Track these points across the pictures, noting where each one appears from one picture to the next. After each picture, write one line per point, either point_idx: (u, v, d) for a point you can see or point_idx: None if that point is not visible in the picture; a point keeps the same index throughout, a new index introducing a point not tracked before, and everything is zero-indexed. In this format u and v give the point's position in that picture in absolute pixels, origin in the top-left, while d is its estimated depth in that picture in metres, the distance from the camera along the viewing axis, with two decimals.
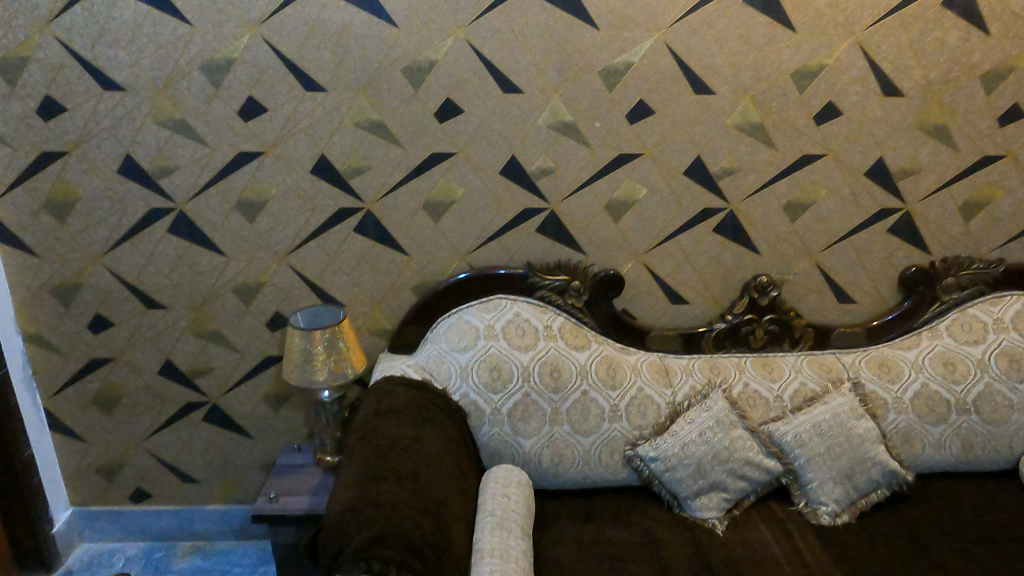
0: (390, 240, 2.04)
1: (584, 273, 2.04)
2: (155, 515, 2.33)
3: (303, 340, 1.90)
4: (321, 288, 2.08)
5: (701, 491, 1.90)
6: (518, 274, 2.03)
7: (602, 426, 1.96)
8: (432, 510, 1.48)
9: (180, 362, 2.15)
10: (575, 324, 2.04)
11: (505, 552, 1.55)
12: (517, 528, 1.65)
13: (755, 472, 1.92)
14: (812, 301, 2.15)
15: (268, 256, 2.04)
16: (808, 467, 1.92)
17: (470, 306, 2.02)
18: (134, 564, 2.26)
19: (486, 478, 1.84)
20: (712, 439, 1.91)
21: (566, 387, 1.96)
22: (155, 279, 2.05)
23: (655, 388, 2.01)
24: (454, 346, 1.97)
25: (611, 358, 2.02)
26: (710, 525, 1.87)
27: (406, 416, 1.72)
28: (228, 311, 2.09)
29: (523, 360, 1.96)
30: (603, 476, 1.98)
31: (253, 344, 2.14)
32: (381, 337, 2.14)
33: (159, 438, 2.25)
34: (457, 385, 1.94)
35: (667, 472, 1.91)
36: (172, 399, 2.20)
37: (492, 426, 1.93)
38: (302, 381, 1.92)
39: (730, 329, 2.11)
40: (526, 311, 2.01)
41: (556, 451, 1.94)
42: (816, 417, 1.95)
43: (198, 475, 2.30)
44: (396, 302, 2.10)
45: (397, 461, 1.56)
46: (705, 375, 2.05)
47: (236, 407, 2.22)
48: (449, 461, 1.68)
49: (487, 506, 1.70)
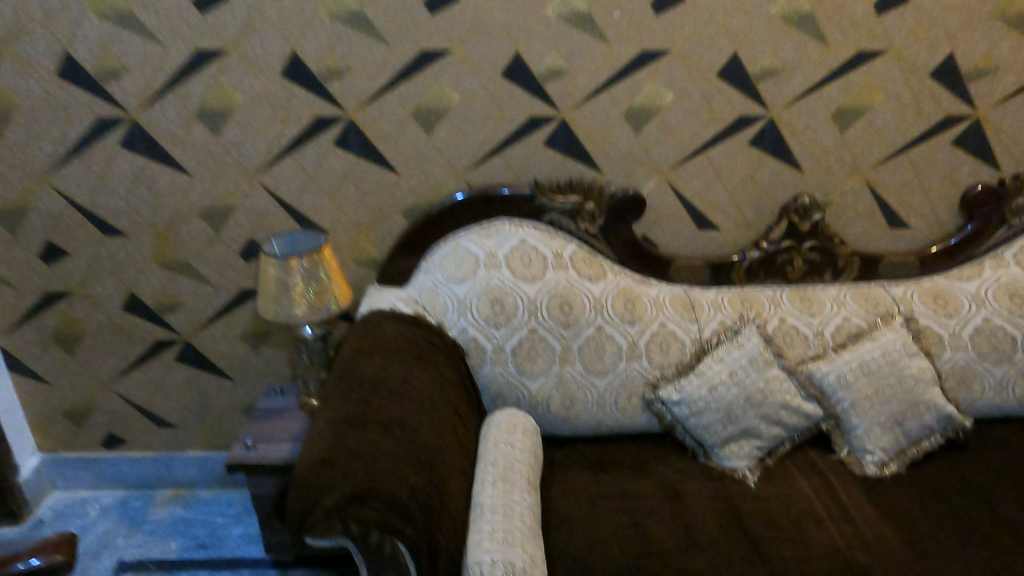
0: (376, 156, 1.77)
1: (600, 193, 1.79)
2: (131, 462, 2.16)
3: (277, 270, 1.66)
4: (299, 211, 1.83)
5: (730, 438, 1.69)
6: (524, 195, 1.77)
7: (619, 366, 1.74)
8: (421, 459, 1.26)
9: (146, 296, 1.93)
10: (588, 253, 1.80)
11: (509, 508, 1.36)
12: (522, 481, 1.46)
13: (791, 417, 1.70)
14: (859, 225, 1.89)
15: (237, 175, 1.78)
16: (852, 411, 1.70)
17: (468, 233, 1.76)
18: (110, 514, 2.11)
19: (487, 424, 1.63)
20: (744, 380, 1.69)
21: (579, 323, 1.72)
22: (110, 202, 1.80)
23: (679, 323, 1.78)
24: (450, 276, 1.71)
25: (629, 291, 1.79)
26: (740, 476, 1.67)
27: (394, 353, 1.49)
28: (195, 239, 1.85)
29: (529, 292, 1.70)
30: (621, 423, 1.76)
31: (225, 276, 1.90)
32: (369, 268, 1.91)
33: (130, 380, 2.05)
34: (454, 320, 1.69)
35: (692, 417, 1.70)
36: (141, 336, 1.99)
37: (495, 366, 1.69)
38: (279, 318, 1.69)
39: (765, 258, 1.87)
40: (533, 237, 1.76)
41: (566, 394, 1.72)
42: (863, 354, 1.73)
43: (175, 419, 2.12)
44: (385, 228, 1.86)
45: (381, 403, 1.32)
46: (736, 310, 1.81)
47: (211, 346, 2.00)
48: (444, 404, 1.46)
49: (488, 456, 1.50)
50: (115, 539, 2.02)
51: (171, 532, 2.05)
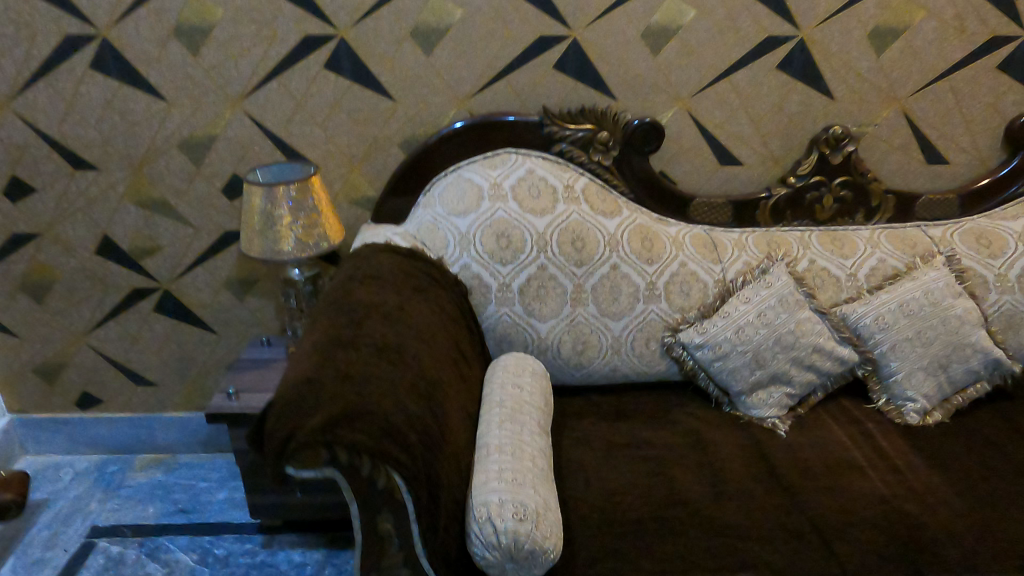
0: (371, 80, 1.62)
1: (614, 121, 1.63)
2: (108, 424, 2.02)
3: (263, 199, 1.51)
4: (287, 143, 1.68)
5: (758, 385, 1.55)
6: (532, 123, 1.62)
7: (636, 308, 1.59)
8: (419, 387, 1.11)
9: (122, 239, 1.78)
10: (601, 188, 1.65)
11: (517, 449, 1.21)
12: (532, 423, 1.31)
13: (825, 362, 1.56)
14: (894, 161, 1.74)
15: (219, 102, 1.63)
16: (891, 356, 1.55)
17: (471, 163, 1.61)
18: (84, 479, 1.96)
19: (492, 367, 1.48)
20: (774, 322, 1.54)
21: (592, 261, 1.57)
22: (81, 131, 1.65)
23: (701, 263, 1.63)
24: (452, 209, 1.56)
25: (646, 228, 1.64)
26: (769, 425, 1.53)
27: (390, 282, 1.34)
28: (174, 174, 1.71)
29: (538, 226, 1.55)
30: (638, 370, 1.62)
31: (207, 216, 1.76)
32: (362, 208, 1.76)
33: (105, 333, 1.91)
34: (456, 255, 1.54)
35: (716, 362, 1.55)
36: (117, 284, 1.84)
37: (501, 306, 1.54)
38: (266, 254, 1.54)
39: (792, 196, 1.72)
40: (542, 168, 1.61)
41: (578, 339, 1.58)
42: (902, 294, 1.57)
43: (155, 377, 1.98)
44: (380, 162, 1.71)
45: (375, 327, 1.17)
46: (761, 250, 1.67)
47: (193, 295, 1.86)
48: (445, 338, 1.32)
49: (493, 397, 1.35)
50: (88, 504, 1.87)
51: (149, 497, 1.90)
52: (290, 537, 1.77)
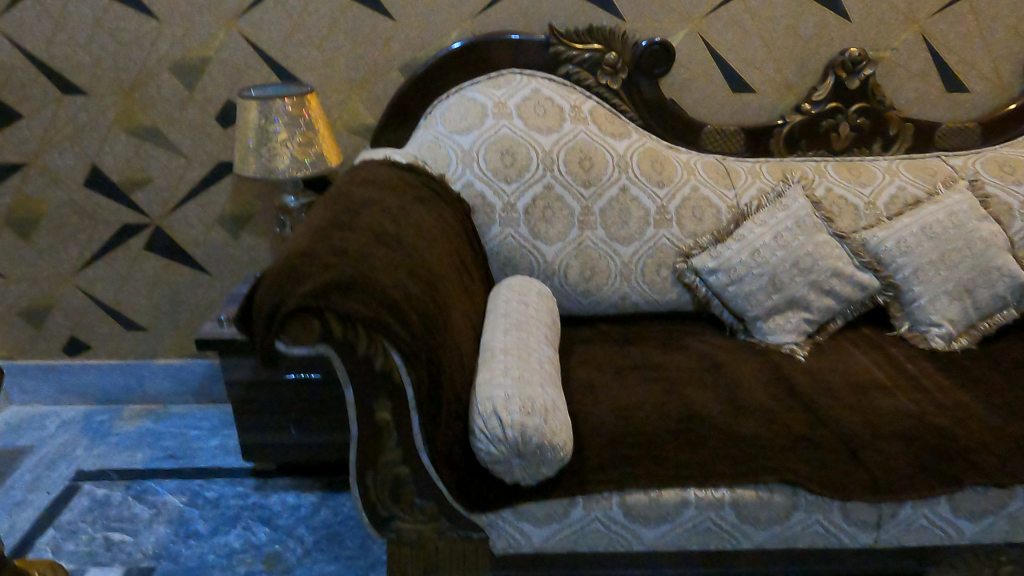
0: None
1: (623, 41, 1.56)
2: (96, 372, 1.94)
3: (257, 113, 1.45)
4: (283, 66, 1.62)
5: (775, 309, 1.47)
6: (538, 42, 1.56)
7: (647, 232, 1.52)
8: (420, 274, 1.04)
9: (111, 170, 1.72)
10: (609, 112, 1.59)
11: (524, 352, 1.14)
12: (539, 334, 1.24)
13: (845, 287, 1.48)
14: (913, 89, 1.68)
15: (213, 21, 1.57)
16: (913, 280, 1.48)
17: (475, 84, 1.56)
18: (70, 427, 1.88)
19: (497, 288, 1.41)
20: (791, 243, 1.47)
21: (600, 182, 1.51)
22: (69, 52, 1.59)
23: (713, 188, 1.56)
24: (454, 127, 1.50)
25: (657, 152, 1.57)
26: (787, 350, 1.45)
27: (389, 187, 1.27)
28: (166, 99, 1.64)
29: (544, 144, 1.49)
30: (648, 299, 1.55)
31: (200, 145, 1.69)
32: (361, 137, 1.70)
33: (93, 273, 1.83)
34: (458, 173, 1.47)
35: (731, 286, 1.48)
36: (106, 220, 1.77)
37: (505, 227, 1.48)
38: (258, 172, 1.48)
39: (807, 124, 1.66)
40: (548, 88, 1.55)
41: (586, 263, 1.51)
42: (924, 217, 1.52)
43: (145, 322, 1.90)
44: (380, 88, 1.65)
45: (373, 217, 1.11)
46: (776, 176, 1.61)
47: (185, 232, 1.79)
48: (447, 243, 1.25)
49: (498, 310, 1.28)
50: (74, 451, 1.80)
51: (137, 444, 1.82)
52: (284, 481, 1.69)
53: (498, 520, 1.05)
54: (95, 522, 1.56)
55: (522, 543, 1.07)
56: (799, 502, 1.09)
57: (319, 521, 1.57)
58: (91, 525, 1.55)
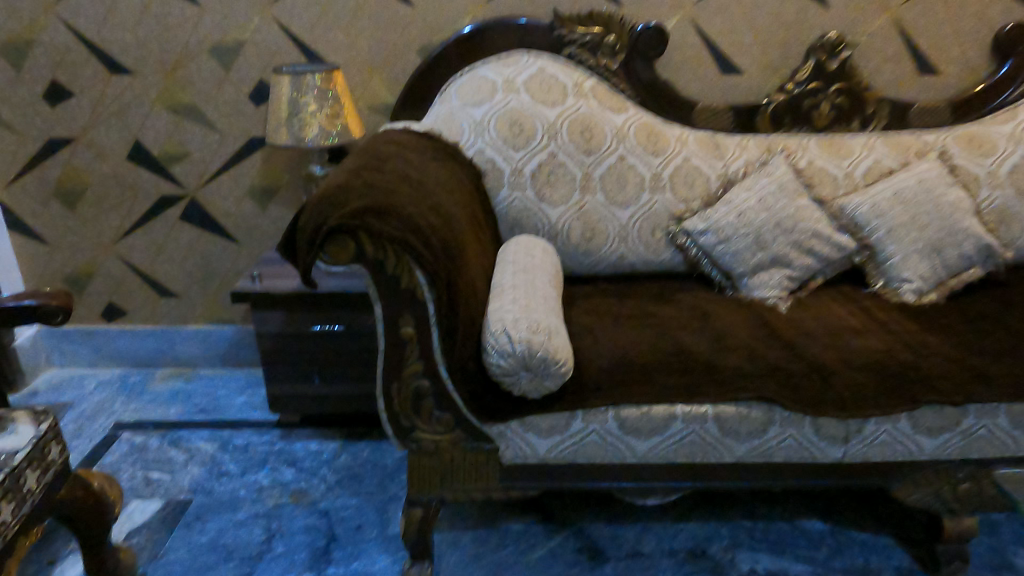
0: None
1: (621, 26, 1.72)
2: (131, 336, 2.08)
3: (289, 87, 1.61)
4: (311, 49, 1.78)
5: (760, 267, 1.60)
6: (543, 26, 1.71)
7: (642, 197, 1.67)
8: (439, 213, 1.19)
9: (152, 145, 1.87)
10: (608, 90, 1.74)
11: (531, 287, 1.28)
12: (544, 278, 1.38)
13: (824, 246, 1.62)
14: (887, 71, 1.83)
15: (249, 7, 1.74)
16: (887, 240, 1.62)
17: (486, 63, 1.71)
18: (108, 387, 2.02)
19: (506, 245, 1.56)
20: (774, 206, 1.62)
21: (600, 150, 1.66)
22: (119, 36, 1.76)
23: (703, 159, 1.71)
24: (468, 100, 1.65)
25: (652, 125, 1.72)
26: (771, 303, 1.58)
27: (411, 148, 1.43)
28: (204, 79, 1.80)
29: (549, 116, 1.64)
30: (644, 259, 1.69)
31: (234, 122, 1.85)
32: (381, 114, 1.86)
33: (132, 242, 1.98)
34: (471, 141, 1.62)
35: (719, 246, 1.62)
36: (146, 192, 1.93)
37: (513, 190, 1.62)
38: (290, 141, 1.64)
39: (790, 102, 1.80)
40: (553, 67, 1.70)
41: (587, 225, 1.65)
42: (896, 183, 1.66)
43: (178, 288, 2.04)
44: (399, 68, 1.81)
45: (398, 167, 1.26)
46: (760, 149, 1.77)
47: (217, 203, 1.94)
48: (461, 198, 1.40)
49: (507, 260, 1.43)
50: (113, 406, 1.93)
51: (171, 401, 1.95)
52: (307, 431, 1.82)
53: (507, 431, 1.19)
54: (135, 463, 1.69)
55: (527, 452, 1.21)
56: (775, 417, 1.22)
57: (341, 463, 1.69)
58: (131, 465, 1.68)
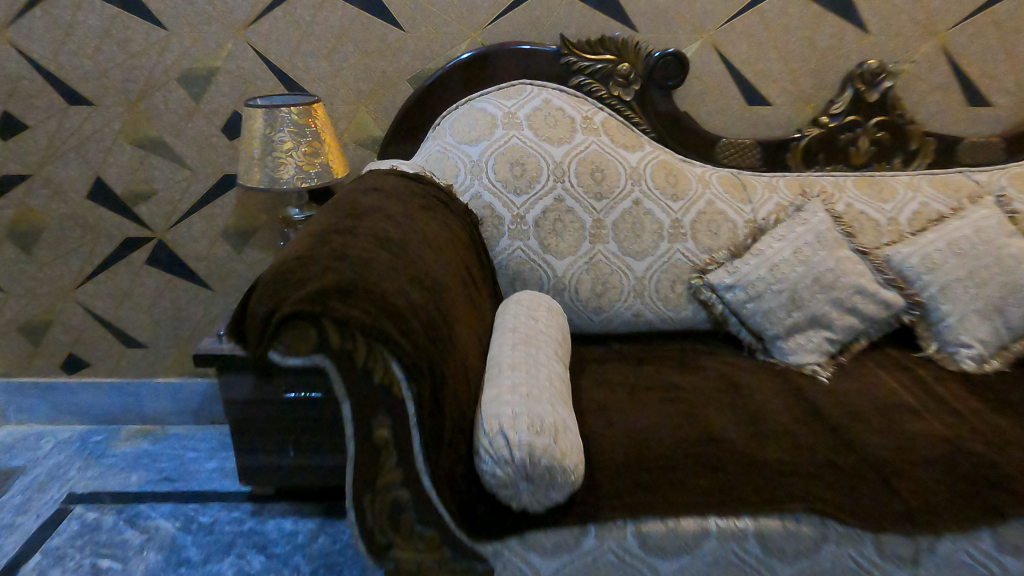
0: (380, 8, 1.54)
1: (635, 53, 1.53)
2: (94, 390, 1.89)
3: (262, 121, 1.41)
4: (290, 77, 1.60)
5: (796, 328, 1.41)
6: (549, 52, 1.53)
7: (661, 247, 1.47)
8: (423, 283, 0.99)
9: (115, 183, 1.68)
10: (621, 124, 1.55)
11: (533, 367, 1.08)
12: (548, 350, 1.18)
13: (868, 305, 1.42)
14: (934, 102, 1.63)
15: (220, 31, 1.55)
16: (940, 298, 1.42)
17: (484, 95, 1.52)
18: (65, 447, 1.82)
19: (505, 303, 1.36)
20: (811, 259, 1.42)
21: (613, 194, 1.46)
22: (76, 63, 1.57)
23: (729, 202, 1.52)
24: (463, 137, 1.46)
25: (670, 164, 1.53)
26: (810, 371, 1.38)
27: (395, 196, 1.23)
28: (172, 110, 1.61)
29: (555, 155, 1.45)
30: (663, 317, 1.48)
31: (205, 158, 1.66)
32: (368, 149, 1.67)
33: (94, 288, 1.79)
34: (467, 184, 1.43)
35: (749, 303, 1.42)
36: (108, 233, 1.73)
37: (514, 240, 1.42)
38: (264, 183, 1.44)
39: (826, 136, 1.61)
40: (559, 99, 1.51)
41: (598, 279, 1.45)
42: (950, 232, 1.46)
43: (145, 338, 1.85)
44: (388, 99, 1.62)
45: (376, 224, 1.06)
46: (793, 191, 1.56)
47: (187, 245, 1.75)
48: (453, 254, 1.20)
49: (506, 325, 1.23)
50: (68, 472, 1.73)
51: (133, 466, 1.75)
52: (281, 506, 1.62)
53: (505, 550, 0.98)
54: (84, 547, 1.49)
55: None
56: (828, 534, 1.02)
57: (317, 548, 1.49)
58: (79, 550, 1.48)
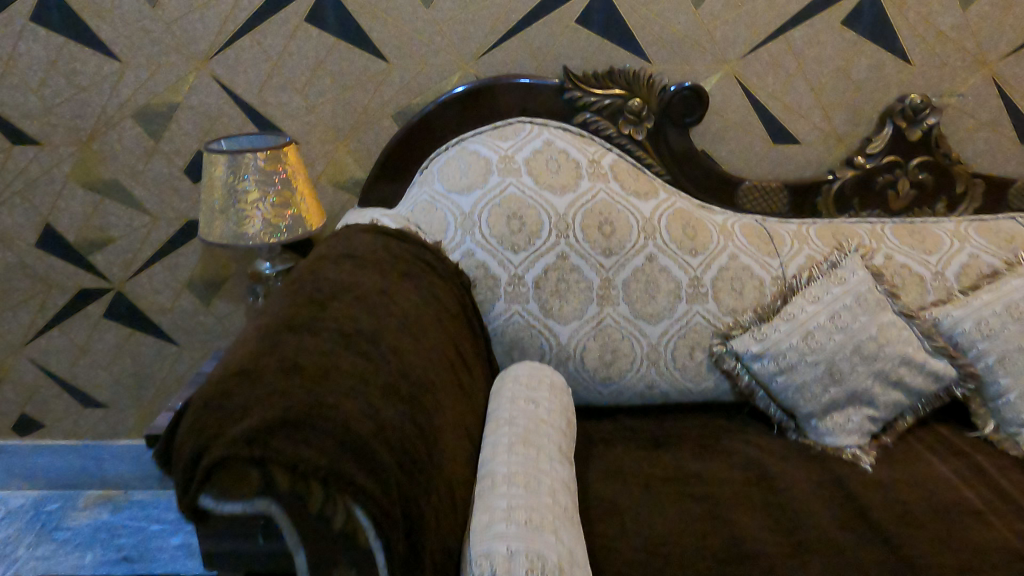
0: (360, 37, 1.36)
1: (648, 86, 1.36)
2: (48, 454, 1.71)
3: (224, 169, 1.23)
4: (260, 113, 1.42)
5: (833, 405, 1.23)
6: (551, 86, 1.35)
7: (678, 309, 1.29)
8: (398, 391, 0.81)
9: (66, 230, 1.51)
10: (633, 166, 1.37)
11: (534, 479, 0.91)
12: (551, 448, 1.00)
13: (915, 377, 1.24)
14: (982, 140, 1.46)
15: (180, 63, 1.38)
16: (999, 370, 1.24)
17: (477, 135, 1.35)
18: (16, 519, 1.65)
19: (501, 379, 1.18)
20: (850, 326, 1.24)
21: (624, 250, 1.28)
22: (18, 98, 1.39)
23: (755, 256, 1.33)
24: (453, 185, 1.29)
25: (688, 213, 1.34)
26: (849, 457, 1.21)
27: (370, 263, 1.05)
28: (129, 150, 1.44)
29: (558, 206, 1.27)
30: (680, 388, 1.31)
31: (168, 202, 1.49)
32: (349, 193, 1.50)
33: (47, 344, 1.61)
34: (457, 240, 1.26)
35: (779, 376, 1.24)
36: (61, 284, 1.56)
37: (511, 304, 1.25)
38: (226, 238, 1.27)
39: (861, 179, 1.43)
40: (562, 139, 1.33)
41: (607, 347, 1.28)
42: (1008, 293, 1.28)
43: (105, 397, 1.68)
44: (369, 137, 1.45)
45: (344, 310, 0.88)
46: (827, 243, 1.37)
47: (150, 297, 1.58)
48: (440, 335, 1.02)
49: (502, 415, 1.05)
50: (16, 550, 1.55)
51: (89, 542, 1.57)
52: None
53: None
54: None
55: None
56: None
57: None
58: None
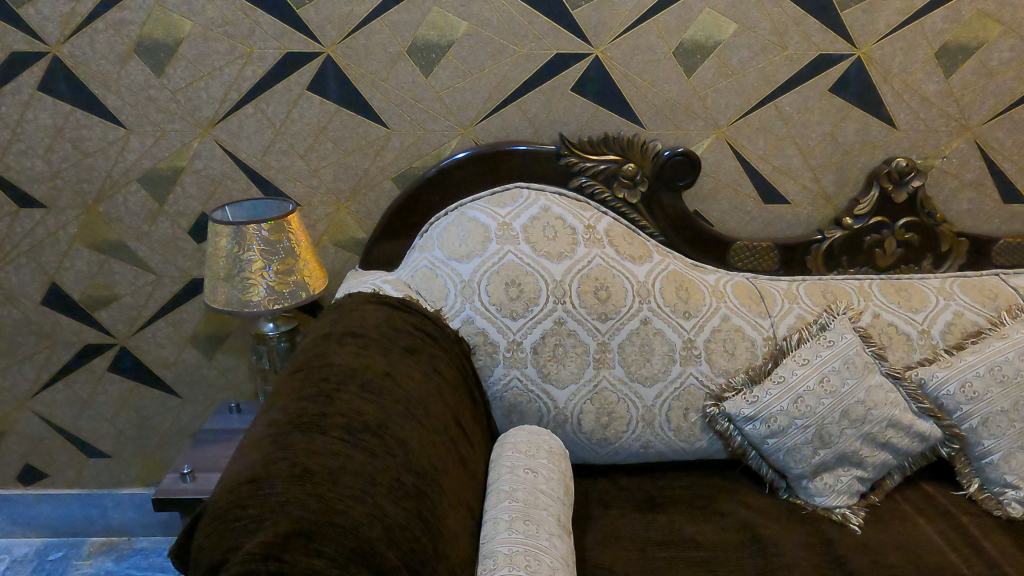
0: (361, 105, 1.40)
1: (642, 152, 1.39)
2: (53, 501, 1.73)
3: (229, 239, 1.26)
4: (263, 177, 1.46)
5: (823, 467, 1.27)
6: (547, 153, 1.39)
7: (672, 371, 1.33)
8: (400, 487, 0.85)
9: (72, 287, 1.53)
10: (627, 229, 1.40)
11: (534, 560, 0.91)
12: (551, 522, 1.01)
13: (902, 439, 1.28)
14: (965, 199, 1.50)
15: (186, 129, 1.41)
16: (983, 431, 1.28)
17: (477, 200, 1.38)
18: (20, 568, 1.66)
19: (500, 446, 1.19)
20: (839, 390, 1.26)
21: (619, 314, 1.32)
22: (26, 164, 1.42)
23: (748, 318, 1.36)
24: (453, 252, 1.33)
25: (681, 275, 1.38)
26: (839, 518, 1.25)
27: (375, 343, 1.09)
28: (133, 212, 1.48)
29: (554, 273, 1.31)
30: (674, 447, 1.35)
31: (172, 260, 1.53)
32: (350, 251, 1.53)
33: (51, 396, 1.63)
34: (457, 307, 1.30)
35: (771, 439, 1.27)
36: (66, 340, 1.58)
37: (511, 369, 1.30)
38: (231, 304, 1.29)
39: (849, 238, 1.47)
40: (559, 205, 1.36)
41: (603, 409, 1.32)
42: (994, 355, 1.29)
43: (108, 448, 1.70)
44: (370, 199, 1.48)
45: (348, 405, 0.93)
46: (817, 302, 1.40)
47: (154, 351, 1.60)
48: (442, 412, 1.06)
49: (501, 487, 1.06)
50: None
51: None
52: None
53: None
54: None
55: None
56: None
57: None
58: None
